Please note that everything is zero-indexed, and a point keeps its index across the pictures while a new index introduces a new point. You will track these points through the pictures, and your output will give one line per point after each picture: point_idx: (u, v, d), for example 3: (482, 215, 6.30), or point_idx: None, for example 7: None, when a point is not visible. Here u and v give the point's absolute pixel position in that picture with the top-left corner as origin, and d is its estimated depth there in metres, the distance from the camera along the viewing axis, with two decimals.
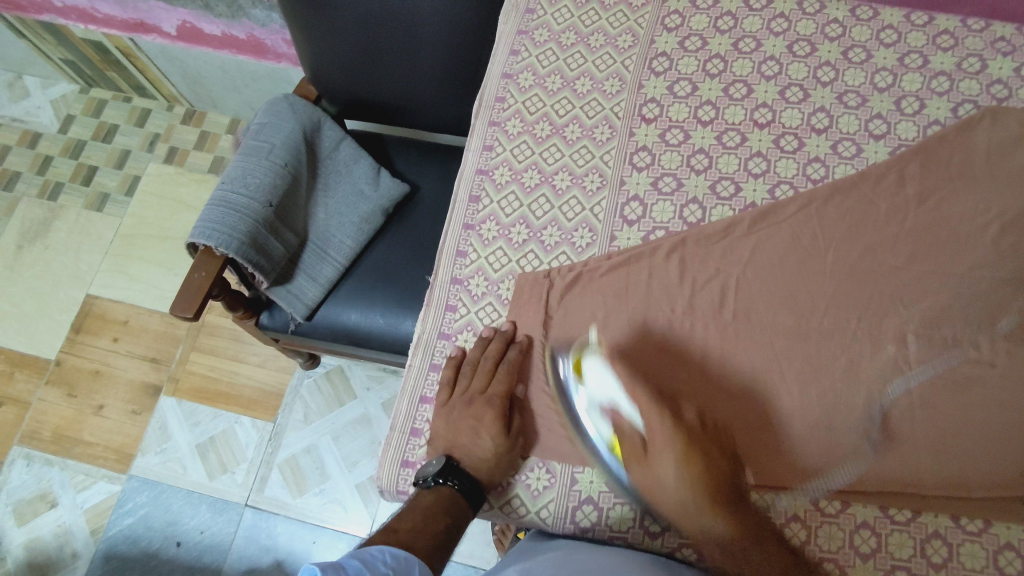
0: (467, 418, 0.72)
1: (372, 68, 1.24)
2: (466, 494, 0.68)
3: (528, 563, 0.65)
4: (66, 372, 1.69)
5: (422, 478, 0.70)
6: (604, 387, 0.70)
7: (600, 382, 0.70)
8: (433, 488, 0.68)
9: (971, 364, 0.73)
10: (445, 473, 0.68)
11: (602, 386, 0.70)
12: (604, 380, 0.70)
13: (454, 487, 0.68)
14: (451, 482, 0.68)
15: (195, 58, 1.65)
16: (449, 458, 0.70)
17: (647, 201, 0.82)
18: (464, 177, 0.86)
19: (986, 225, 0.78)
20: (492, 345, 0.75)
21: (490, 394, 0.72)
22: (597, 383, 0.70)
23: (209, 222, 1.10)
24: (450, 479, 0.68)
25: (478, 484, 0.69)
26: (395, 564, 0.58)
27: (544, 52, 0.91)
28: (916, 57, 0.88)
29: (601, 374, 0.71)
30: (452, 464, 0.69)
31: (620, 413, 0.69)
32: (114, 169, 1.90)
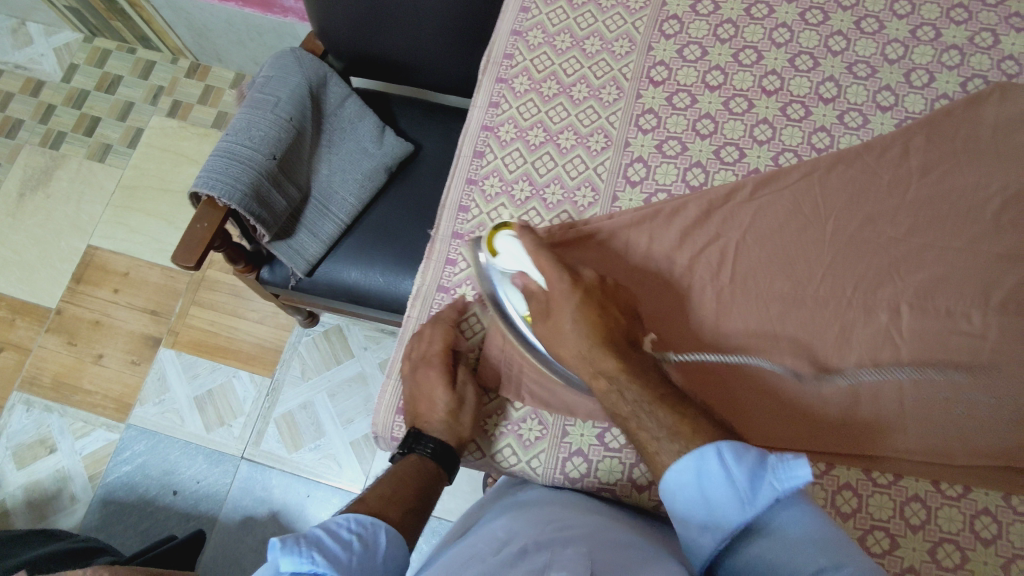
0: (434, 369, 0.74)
1: (381, 23, 1.22)
2: (433, 456, 0.72)
3: (519, 512, 0.68)
4: (66, 321, 1.71)
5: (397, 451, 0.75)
6: (513, 259, 0.72)
7: (510, 254, 0.72)
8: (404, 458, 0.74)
9: (963, 335, 0.74)
10: (411, 443, 0.73)
11: (514, 259, 0.72)
12: (515, 254, 0.71)
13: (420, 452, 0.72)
14: (416, 448, 0.73)
15: (201, 10, 1.63)
16: (414, 427, 0.74)
17: (651, 162, 0.82)
18: (468, 133, 0.85)
19: (988, 200, 0.79)
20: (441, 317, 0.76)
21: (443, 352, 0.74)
22: (510, 259, 0.72)
23: (212, 172, 1.10)
24: (417, 447, 0.73)
25: (445, 444, 0.72)
26: (359, 529, 0.62)
27: (555, 10, 0.90)
28: (928, 29, 0.87)
29: (510, 247, 0.72)
30: (418, 433, 0.73)
31: (529, 278, 0.72)
32: (117, 121, 1.88)
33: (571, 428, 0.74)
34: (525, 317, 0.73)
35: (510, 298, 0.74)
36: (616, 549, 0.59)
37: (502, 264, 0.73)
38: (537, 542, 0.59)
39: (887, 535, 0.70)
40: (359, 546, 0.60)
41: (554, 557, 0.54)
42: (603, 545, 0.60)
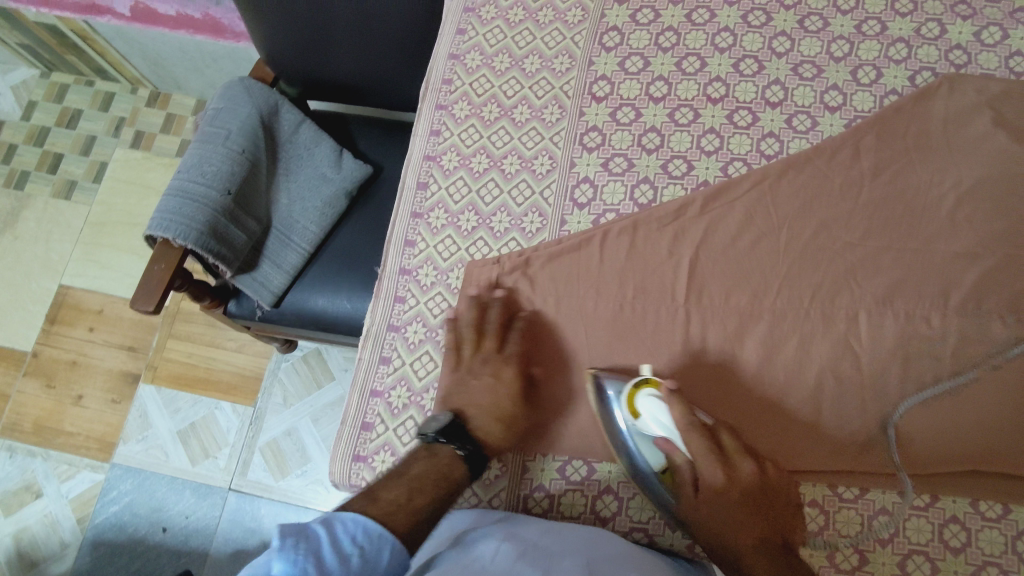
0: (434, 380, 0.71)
1: (326, 48, 1.19)
2: (469, 456, 0.65)
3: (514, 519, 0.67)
4: (43, 363, 1.69)
5: (424, 433, 0.66)
6: (659, 422, 0.63)
7: (655, 417, 0.63)
8: (433, 445, 0.65)
9: (924, 340, 0.73)
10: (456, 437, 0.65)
11: (658, 420, 0.63)
12: (657, 413, 0.63)
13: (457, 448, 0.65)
14: (455, 444, 0.65)
15: (152, 39, 1.60)
16: (457, 415, 0.68)
17: (598, 181, 0.81)
18: (411, 164, 0.83)
19: (942, 198, 0.77)
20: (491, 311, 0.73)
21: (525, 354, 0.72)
22: (652, 420, 0.63)
23: (165, 214, 1.09)
24: (454, 441, 0.66)
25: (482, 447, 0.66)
26: (366, 543, 0.53)
27: (492, 30, 0.88)
28: (873, 24, 0.85)
29: (654, 410, 0.63)
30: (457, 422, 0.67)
31: (674, 446, 0.62)
32: (80, 156, 1.86)
33: (531, 464, 0.74)
34: (660, 473, 0.65)
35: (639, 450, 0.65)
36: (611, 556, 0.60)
37: (642, 424, 0.64)
38: (536, 553, 0.58)
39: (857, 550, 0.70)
40: (359, 562, 0.52)
41: (552, 566, 0.55)
42: (601, 558, 0.58)
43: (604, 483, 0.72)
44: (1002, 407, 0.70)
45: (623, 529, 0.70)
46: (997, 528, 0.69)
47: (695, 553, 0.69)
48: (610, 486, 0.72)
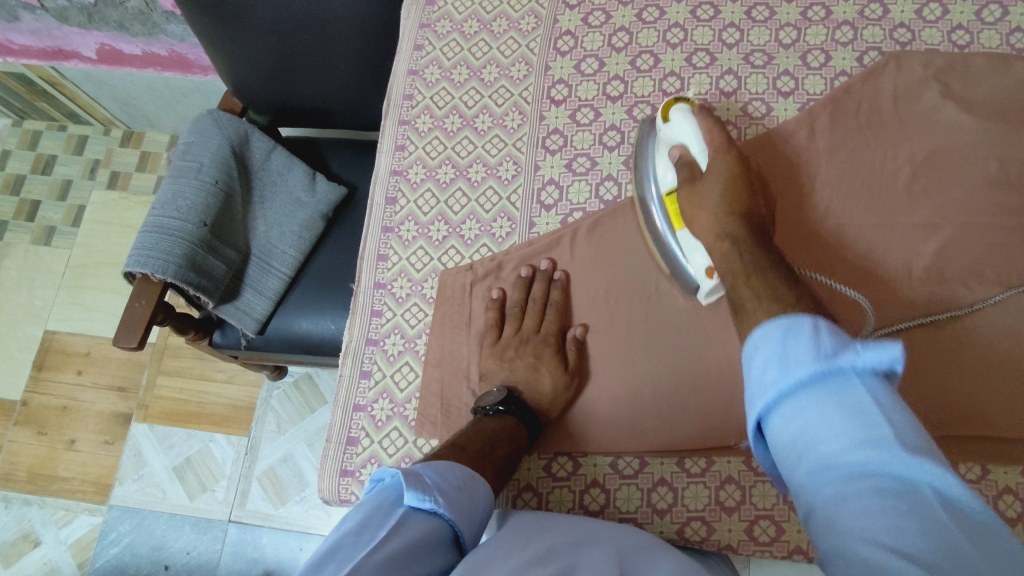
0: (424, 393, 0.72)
1: (291, 79, 1.21)
2: (524, 423, 0.68)
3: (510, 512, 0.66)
4: (33, 410, 1.69)
5: (480, 407, 0.69)
6: (683, 130, 0.72)
7: (681, 125, 0.72)
8: (494, 415, 0.67)
9: (891, 310, 0.74)
10: (511, 404, 0.68)
11: (682, 128, 0.72)
12: (685, 126, 0.72)
13: (514, 416, 0.68)
14: (512, 411, 0.68)
15: (121, 79, 1.61)
16: (511, 390, 0.70)
17: (562, 182, 0.82)
18: (378, 180, 0.85)
19: (898, 171, 0.79)
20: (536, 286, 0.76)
21: (543, 333, 0.73)
22: (680, 127, 0.73)
23: (142, 249, 1.10)
24: (512, 409, 0.68)
25: (536, 416, 0.69)
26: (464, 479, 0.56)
27: (448, 44, 0.89)
28: (819, 9, 0.87)
29: (682, 122, 0.73)
30: (514, 396, 0.69)
31: (689, 154, 0.71)
32: (58, 201, 1.86)
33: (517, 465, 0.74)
34: (665, 201, 0.72)
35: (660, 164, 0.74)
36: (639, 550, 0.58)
37: (670, 128, 0.73)
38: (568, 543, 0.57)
39: None
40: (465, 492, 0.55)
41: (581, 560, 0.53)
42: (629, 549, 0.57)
43: (591, 477, 0.73)
44: (969, 371, 0.72)
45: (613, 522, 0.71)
46: (976, 489, 0.71)
47: (686, 538, 0.70)
48: (596, 479, 0.72)
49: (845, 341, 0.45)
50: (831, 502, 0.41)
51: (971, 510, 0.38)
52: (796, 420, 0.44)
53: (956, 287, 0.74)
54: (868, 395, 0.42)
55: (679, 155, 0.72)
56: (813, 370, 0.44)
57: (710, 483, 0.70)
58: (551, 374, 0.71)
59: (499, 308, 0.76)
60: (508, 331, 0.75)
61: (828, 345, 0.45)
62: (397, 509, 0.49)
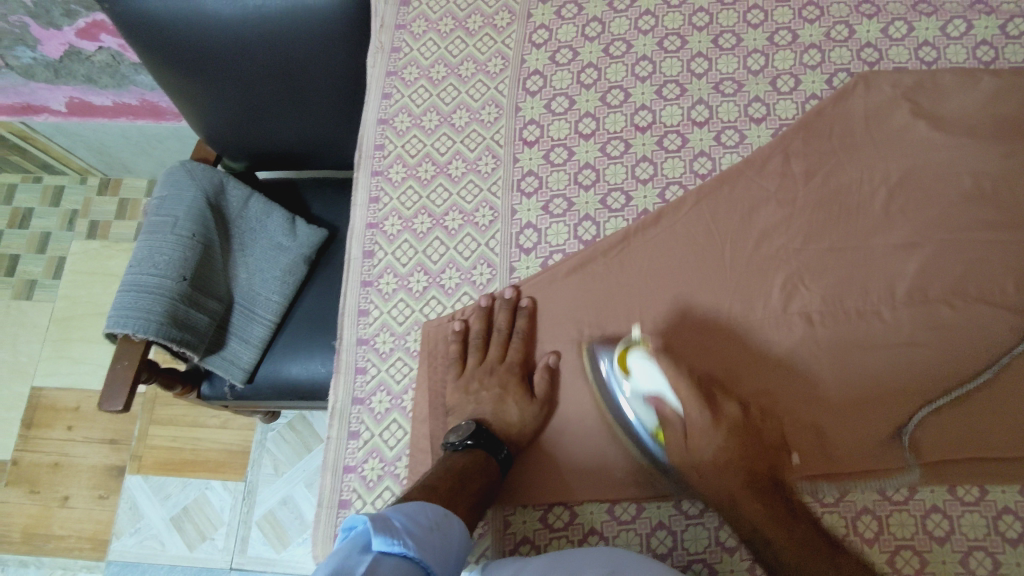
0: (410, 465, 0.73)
1: (263, 123, 1.20)
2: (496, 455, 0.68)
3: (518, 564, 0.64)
4: (25, 469, 1.66)
5: (451, 444, 0.69)
6: (649, 380, 0.68)
7: (645, 374, 0.68)
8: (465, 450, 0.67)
9: (876, 334, 0.74)
10: (480, 437, 0.68)
11: (649, 380, 0.67)
12: (651, 375, 0.67)
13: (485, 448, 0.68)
14: (483, 444, 0.68)
15: (92, 129, 1.59)
16: (480, 423, 0.70)
17: (540, 225, 0.82)
18: (355, 233, 0.84)
19: (873, 193, 0.79)
20: (500, 316, 0.76)
21: (508, 363, 0.74)
22: (644, 378, 0.68)
23: (123, 310, 1.08)
24: (484, 444, 0.68)
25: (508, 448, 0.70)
26: (436, 518, 0.56)
27: (417, 90, 0.89)
28: (785, 33, 0.88)
29: (646, 368, 0.67)
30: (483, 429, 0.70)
31: (665, 402, 0.68)
32: (37, 255, 1.84)
33: (512, 517, 0.73)
34: (656, 435, 0.70)
35: (634, 410, 0.70)
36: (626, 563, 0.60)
37: (635, 382, 0.68)
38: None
39: None
40: (438, 533, 0.54)
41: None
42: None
43: (589, 525, 0.72)
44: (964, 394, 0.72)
45: None
46: (977, 511, 0.69)
47: None
48: (594, 526, 0.71)
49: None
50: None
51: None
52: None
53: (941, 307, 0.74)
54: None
55: (655, 405, 0.69)
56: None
57: (709, 524, 0.70)
58: (510, 416, 0.71)
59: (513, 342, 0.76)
60: (472, 362, 0.75)
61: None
62: (368, 554, 0.47)
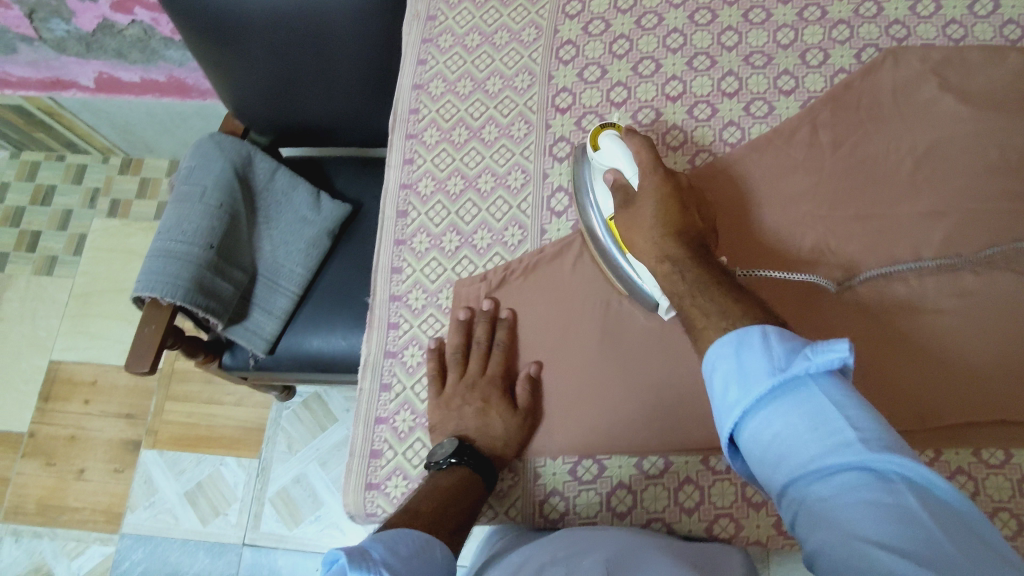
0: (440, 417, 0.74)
1: (292, 96, 1.21)
2: (479, 471, 0.69)
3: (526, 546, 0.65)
4: (41, 442, 1.68)
5: (434, 462, 0.70)
6: (614, 154, 0.73)
7: (611, 150, 0.73)
8: (446, 469, 0.68)
9: (903, 301, 0.75)
10: (462, 455, 0.69)
11: (614, 154, 0.73)
12: (616, 151, 0.73)
13: (468, 466, 0.69)
14: (465, 461, 0.69)
15: (119, 106, 1.62)
16: (462, 440, 0.71)
17: (571, 189, 0.83)
18: (389, 194, 0.85)
19: (901, 163, 0.80)
20: (480, 328, 0.77)
21: (489, 376, 0.75)
22: (612, 154, 0.73)
23: (151, 274, 1.10)
24: (466, 459, 0.69)
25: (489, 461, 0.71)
26: (417, 544, 0.56)
27: (451, 57, 0.91)
28: (814, 9, 0.89)
29: (613, 145, 0.73)
30: (466, 446, 0.70)
31: (621, 175, 0.72)
32: (58, 231, 1.86)
33: (543, 470, 0.74)
34: (610, 226, 0.73)
35: (596, 193, 0.75)
36: (630, 556, 0.59)
37: (601, 157, 0.74)
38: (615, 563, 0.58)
39: None
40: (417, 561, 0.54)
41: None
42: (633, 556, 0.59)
43: (617, 479, 0.72)
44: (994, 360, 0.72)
45: (642, 521, 0.71)
46: (1001, 474, 0.70)
47: (714, 535, 0.70)
48: (622, 480, 0.72)
49: (796, 348, 0.52)
50: (823, 500, 0.46)
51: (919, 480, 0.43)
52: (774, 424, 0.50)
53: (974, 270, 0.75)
54: (823, 396, 0.49)
55: (612, 179, 0.73)
56: (772, 384, 0.51)
57: (736, 480, 0.71)
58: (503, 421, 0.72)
59: None
60: (452, 378, 0.75)
61: (781, 351, 0.52)
62: None
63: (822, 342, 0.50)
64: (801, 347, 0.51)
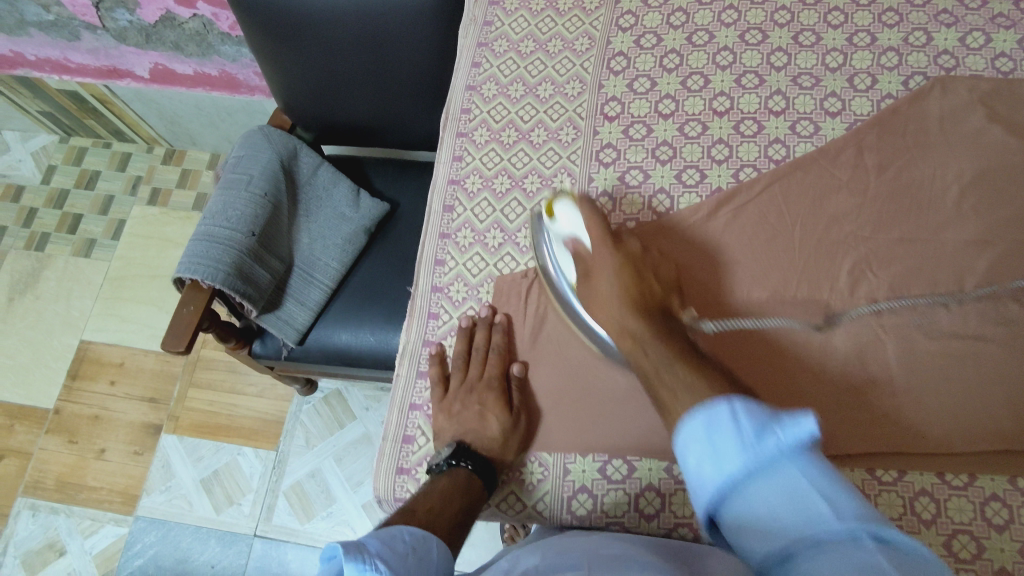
0: (471, 405, 0.74)
1: (341, 94, 1.25)
2: (480, 473, 0.70)
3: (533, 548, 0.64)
4: (65, 419, 1.70)
5: (435, 465, 0.71)
6: (568, 222, 0.75)
7: (566, 218, 0.76)
8: (446, 471, 0.70)
9: (943, 325, 0.75)
10: (459, 456, 0.70)
11: (569, 223, 0.75)
12: (571, 218, 0.75)
13: (468, 467, 0.69)
14: (464, 463, 0.70)
15: (170, 98, 1.67)
16: (460, 443, 0.72)
17: (616, 195, 0.85)
18: (436, 188, 0.88)
19: (947, 189, 0.81)
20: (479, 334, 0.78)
21: (487, 377, 0.75)
22: (564, 221, 0.75)
23: (194, 256, 1.13)
24: (463, 462, 0.70)
25: (492, 463, 0.71)
26: (414, 542, 0.58)
27: (505, 61, 0.93)
28: (864, 35, 0.91)
29: (569, 212, 0.76)
30: (463, 447, 0.71)
31: (581, 242, 0.74)
32: (99, 215, 1.91)
33: (571, 465, 0.74)
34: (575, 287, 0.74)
35: (557, 259, 0.76)
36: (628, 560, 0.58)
37: (558, 226, 0.76)
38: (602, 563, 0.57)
39: (902, 533, 0.70)
40: (414, 558, 0.56)
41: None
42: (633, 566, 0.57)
43: (646, 481, 0.72)
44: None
45: (669, 525, 0.70)
46: None
47: None
48: (652, 483, 0.72)
49: (762, 420, 0.51)
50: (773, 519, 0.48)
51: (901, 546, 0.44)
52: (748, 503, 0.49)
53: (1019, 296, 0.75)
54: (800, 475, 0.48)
55: (573, 246, 0.75)
56: (745, 460, 0.50)
57: None
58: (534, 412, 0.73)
59: None
60: (454, 383, 0.77)
61: (753, 429, 0.51)
62: None
63: (789, 418, 0.50)
64: (772, 424, 0.50)
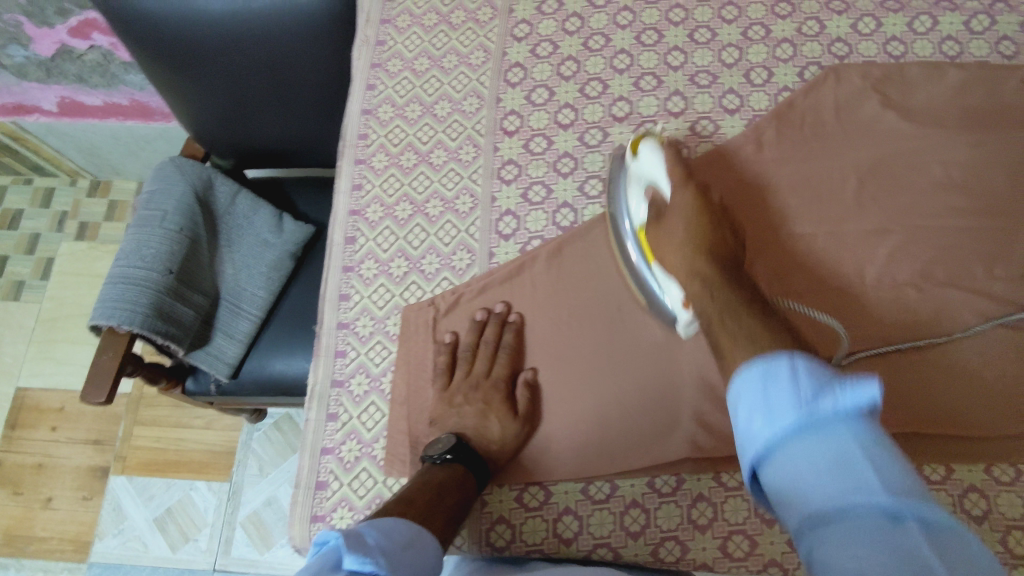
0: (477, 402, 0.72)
1: (250, 120, 1.21)
2: (474, 472, 0.68)
3: None
4: (8, 471, 1.65)
5: (430, 456, 0.68)
6: (652, 163, 0.73)
7: (649, 158, 0.74)
8: (443, 464, 0.67)
9: (848, 322, 0.75)
10: (459, 452, 0.68)
11: (652, 162, 0.73)
12: (654, 158, 0.73)
13: (464, 465, 0.67)
14: (462, 460, 0.67)
15: (83, 130, 1.61)
16: (460, 437, 0.70)
17: (520, 213, 0.83)
18: (337, 220, 0.86)
19: (846, 180, 0.80)
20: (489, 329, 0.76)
21: (494, 377, 0.74)
22: (649, 161, 0.74)
23: (108, 302, 1.08)
24: (462, 458, 0.68)
25: (485, 463, 0.69)
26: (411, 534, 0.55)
27: (400, 81, 0.91)
28: (758, 28, 0.90)
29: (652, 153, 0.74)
30: (462, 443, 0.69)
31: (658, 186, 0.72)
32: (25, 255, 1.84)
33: (488, 497, 0.74)
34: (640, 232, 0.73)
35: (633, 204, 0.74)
36: None
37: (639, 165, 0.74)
38: None
39: None
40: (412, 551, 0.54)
41: None
42: None
43: (563, 504, 0.73)
44: (949, 378, 0.73)
45: (587, 548, 0.71)
46: (943, 490, 0.72)
47: (661, 558, 0.70)
48: (569, 506, 0.72)
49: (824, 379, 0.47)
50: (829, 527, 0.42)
51: (935, 523, 0.40)
52: (787, 464, 0.46)
53: (920, 283, 0.75)
54: (853, 439, 0.44)
55: (650, 190, 0.73)
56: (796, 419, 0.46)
57: (682, 501, 0.71)
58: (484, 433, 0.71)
59: (480, 328, 0.77)
60: (460, 374, 0.75)
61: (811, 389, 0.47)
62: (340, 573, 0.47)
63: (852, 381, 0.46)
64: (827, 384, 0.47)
